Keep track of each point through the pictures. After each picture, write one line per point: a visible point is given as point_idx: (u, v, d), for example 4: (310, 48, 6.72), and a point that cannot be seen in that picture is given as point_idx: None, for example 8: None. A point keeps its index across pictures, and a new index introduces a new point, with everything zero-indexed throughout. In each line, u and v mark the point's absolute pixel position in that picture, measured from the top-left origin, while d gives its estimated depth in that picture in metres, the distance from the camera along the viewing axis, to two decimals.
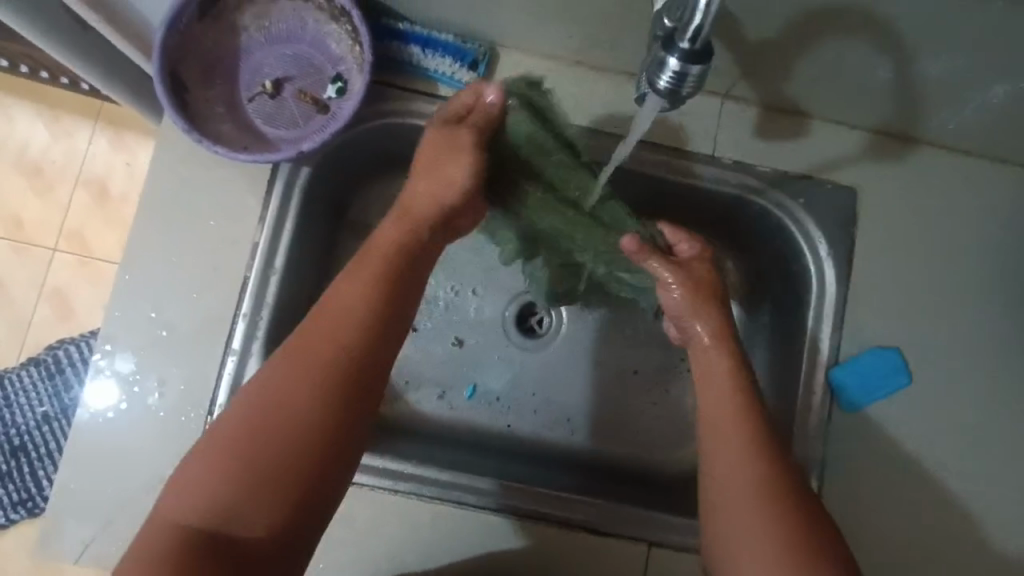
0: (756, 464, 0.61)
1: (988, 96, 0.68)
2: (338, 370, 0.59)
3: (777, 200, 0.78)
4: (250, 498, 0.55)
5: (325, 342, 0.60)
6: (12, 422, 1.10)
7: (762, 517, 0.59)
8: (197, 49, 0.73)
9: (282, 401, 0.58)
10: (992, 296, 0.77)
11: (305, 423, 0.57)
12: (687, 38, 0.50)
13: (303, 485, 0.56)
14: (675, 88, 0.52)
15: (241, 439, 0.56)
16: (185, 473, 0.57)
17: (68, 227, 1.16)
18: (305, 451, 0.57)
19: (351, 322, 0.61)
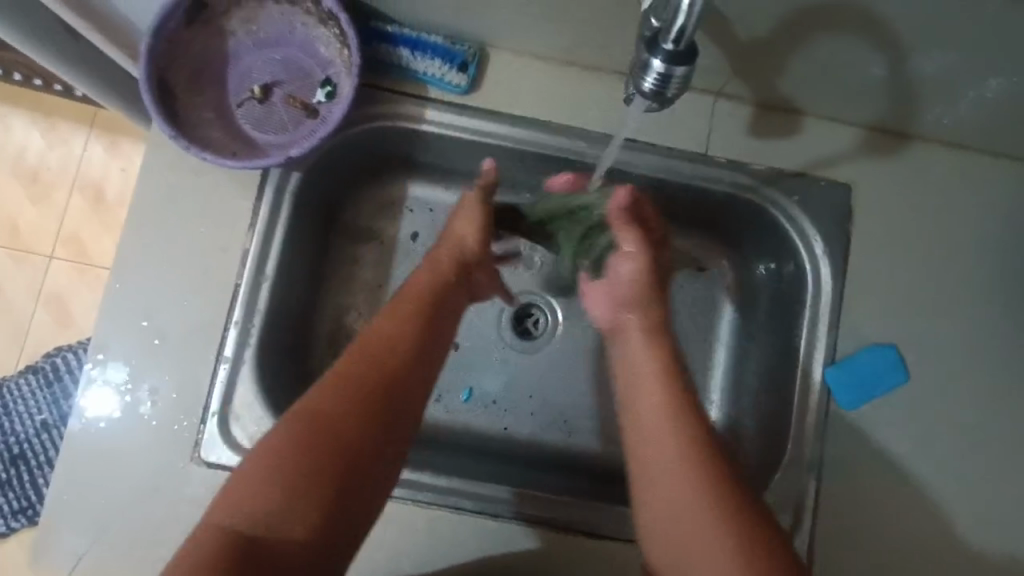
0: (709, 499, 0.58)
1: (982, 91, 0.68)
2: (385, 390, 0.62)
3: (771, 197, 0.77)
4: (297, 507, 0.55)
5: (371, 364, 0.63)
6: (11, 430, 1.09)
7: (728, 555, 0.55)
8: (185, 55, 0.73)
9: (330, 414, 0.59)
10: (990, 291, 0.77)
11: (354, 437, 0.59)
12: (671, 39, 0.49)
13: (347, 498, 0.58)
14: (659, 90, 0.52)
15: (292, 449, 0.57)
16: (232, 483, 0.57)
17: (65, 234, 1.15)
18: (351, 465, 0.58)
19: (395, 346, 0.65)
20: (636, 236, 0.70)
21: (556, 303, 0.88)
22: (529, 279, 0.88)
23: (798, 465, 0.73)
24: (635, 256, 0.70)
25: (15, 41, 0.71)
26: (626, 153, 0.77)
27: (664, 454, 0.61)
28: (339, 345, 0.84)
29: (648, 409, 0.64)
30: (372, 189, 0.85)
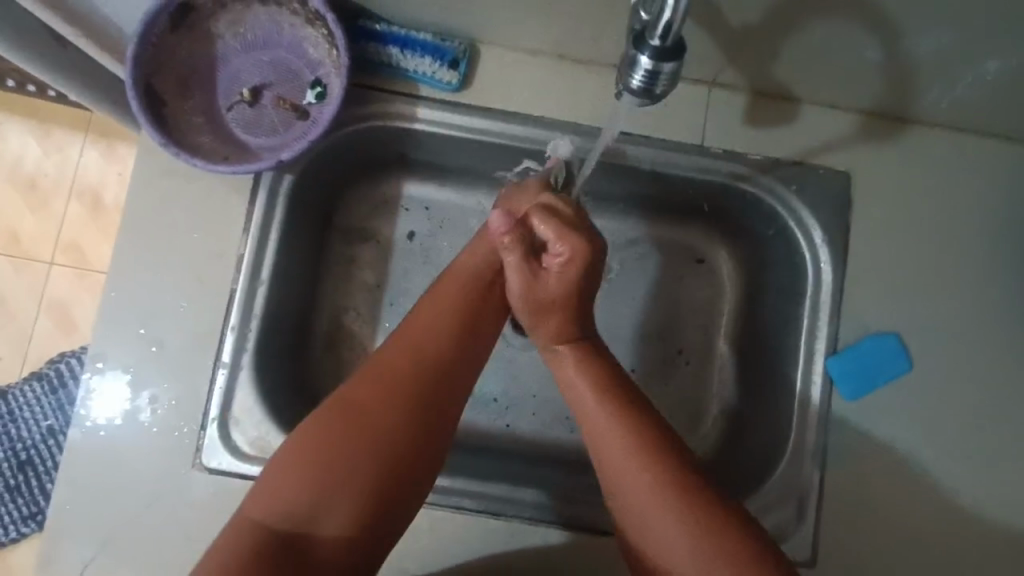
0: (662, 496, 0.58)
1: (982, 72, 0.67)
2: (427, 387, 0.63)
3: (769, 186, 0.76)
4: (334, 503, 0.58)
5: (412, 358, 0.64)
6: (17, 437, 1.10)
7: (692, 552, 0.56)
8: (172, 59, 0.72)
9: (370, 410, 0.61)
10: (992, 276, 0.76)
11: (394, 435, 0.60)
12: (658, 35, 0.49)
13: (386, 494, 0.60)
14: (648, 87, 0.51)
15: (333, 445, 0.59)
16: (271, 474, 0.59)
17: (64, 240, 1.15)
18: (390, 463, 0.60)
19: (437, 340, 0.65)
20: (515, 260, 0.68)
21: None
22: None
23: (801, 455, 0.73)
24: (514, 280, 0.68)
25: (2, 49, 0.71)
26: (621, 147, 0.76)
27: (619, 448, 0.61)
28: (338, 346, 0.84)
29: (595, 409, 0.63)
30: (367, 188, 0.85)
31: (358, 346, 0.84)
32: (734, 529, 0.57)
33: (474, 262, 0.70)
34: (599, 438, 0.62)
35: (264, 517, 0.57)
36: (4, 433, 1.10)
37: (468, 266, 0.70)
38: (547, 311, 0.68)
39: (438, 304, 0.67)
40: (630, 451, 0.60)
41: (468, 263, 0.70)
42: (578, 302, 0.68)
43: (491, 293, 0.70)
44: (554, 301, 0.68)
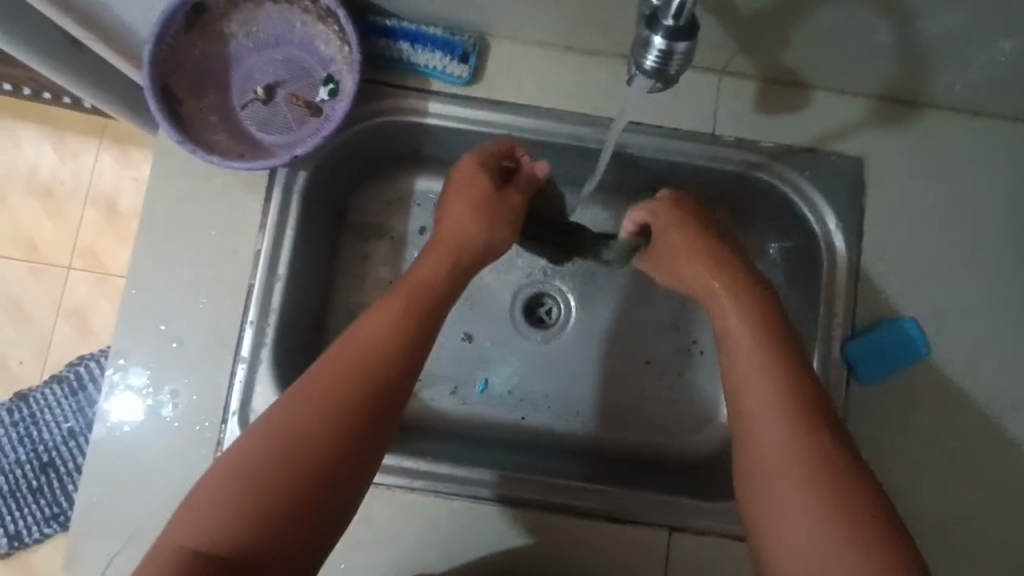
0: (800, 426, 0.57)
1: (996, 53, 0.66)
2: (365, 396, 0.58)
3: (781, 173, 0.76)
4: (269, 517, 0.52)
5: (350, 368, 0.59)
6: (39, 439, 1.11)
7: (817, 494, 0.53)
8: (188, 60, 0.73)
9: (310, 416, 0.56)
10: (1010, 261, 0.75)
11: (329, 440, 0.55)
12: (671, 15, 0.49)
13: (323, 502, 0.54)
14: (661, 67, 0.51)
15: (264, 458, 0.54)
16: (200, 491, 0.54)
17: (81, 245, 1.17)
18: (324, 470, 0.54)
19: (374, 348, 0.60)
20: (517, 204, 0.73)
21: (569, 291, 0.88)
22: (542, 267, 0.88)
23: None
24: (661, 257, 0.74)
25: (22, 53, 0.72)
26: (629, 136, 0.76)
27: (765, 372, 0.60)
28: None
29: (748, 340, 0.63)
30: (380, 185, 0.86)
31: None
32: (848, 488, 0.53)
33: (471, 221, 0.70)
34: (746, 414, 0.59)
35: (209, 531, 0.51)
36: (26, 436, 1.12)
37: (460, 225, 0.70)
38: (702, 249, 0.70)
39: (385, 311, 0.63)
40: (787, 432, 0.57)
41: (459, 221, 0.70)
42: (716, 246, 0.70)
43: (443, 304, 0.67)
44: (704, 235, 0.71)
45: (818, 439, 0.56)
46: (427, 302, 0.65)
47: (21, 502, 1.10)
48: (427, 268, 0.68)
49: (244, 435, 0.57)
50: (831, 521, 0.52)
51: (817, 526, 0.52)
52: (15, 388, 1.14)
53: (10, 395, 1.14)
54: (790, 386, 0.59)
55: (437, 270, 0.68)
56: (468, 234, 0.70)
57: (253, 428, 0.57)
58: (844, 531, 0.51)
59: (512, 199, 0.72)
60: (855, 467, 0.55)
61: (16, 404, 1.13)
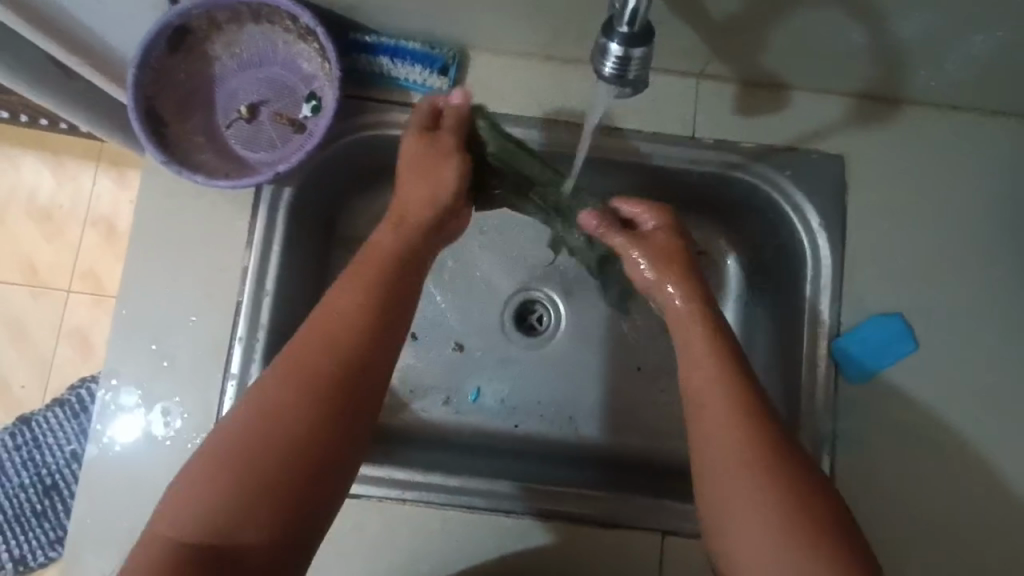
0: (746, 454, 0.57)
1: (967, 49, 0.67)
2: (342, 374, 0.58)
3: (763, 173, 0.77)
4: (255, 503, 0.52)
5: (330, 350, 0.58)
6: (42, 462, 1.12)
7: (772, 528, 0.54)
8: (172, 82, 0.75)
9: (291, 399, 0.56)
10: (994, 253, 0.75)
11: (314, 425, 0.56)
12: (625, 22, 0.50)
13: (313, 490, 0.55)
14: (620, 74, 0.52)
15: (248, 444, 0.54)
16: (184, 476, 0.54)
17: (81, 267, 1.18)
18: (310, 457, 0.55)
19: (353, 327, 0.60)
20: (449, 145, 0.70)
21: (559, 297, 0.88)
22: (532, 274, 0.89)
23: (810, 441, 0.72)
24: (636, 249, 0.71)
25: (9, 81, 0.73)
26: (610, 142, 0.77)
27: (715, 404, 0.60)
28: None
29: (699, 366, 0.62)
30: (367, 198, 0.86)
31: None
32: (796, 487, 0.56)
33: (423, 183, 0.69)
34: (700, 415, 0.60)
35: (194, 524, 0.52)
36: (29, 460, 1.12)
37: (417, 188, 0.69)
38: (677, 258, 0.70)
39: (361, 284, 0.62)
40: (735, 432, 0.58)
41: (417, 181, 0.69)
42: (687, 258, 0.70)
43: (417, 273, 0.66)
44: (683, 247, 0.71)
45: (771, 469, 0.56)
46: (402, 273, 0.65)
47: (25, 526, 1.10)
48: (390, 236, 0.66)
49: (226, 420, 0.57)
50: (773, 542, 0.53)
51: (768, 524, 0.54)
52: (17, 412, 1.15)
53: (13, 420, 1.14)
54: (739, 414, 0.59)
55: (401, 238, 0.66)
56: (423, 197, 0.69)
57: (234, 413, 0.57)
58: (802, 563, 0.52)
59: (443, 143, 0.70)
60: (805, 485, 0.56)
61: (19, 427, 1.14)
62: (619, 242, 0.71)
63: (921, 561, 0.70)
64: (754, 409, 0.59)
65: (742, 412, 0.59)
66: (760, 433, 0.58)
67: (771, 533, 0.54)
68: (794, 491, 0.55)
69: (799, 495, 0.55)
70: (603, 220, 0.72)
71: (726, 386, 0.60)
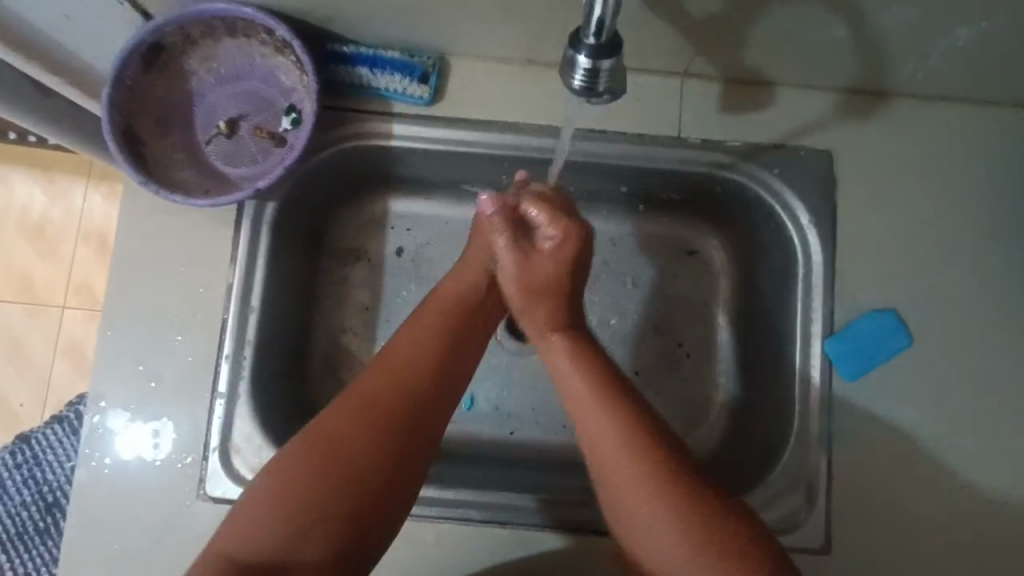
0: (657, 499, 0.58)
1: (951, 40, 0.66)
2: (403, 409, 0.62)
3: (750, 172, 0.76)
4: (310, 531, 0.56)
5: (392, 390, 0.62)
6: (43, 479, 1.10)
7: (688, 545, 0.56)
8: (148, 100, 0.74)
9: (352, 428, 0.60)
10: (987, 245, 0.74)
11: (368, 462, 0.59)
12: (592, 34, 0.49)
13: (363, 524, 0.58)
14: (589, 86, 0.52)
15: (305, 474, 0.58)
16: (247, 502, 0.58)
17: (74, 283, 1.18)
18: (363, 493, 0.58)
19: (416, 369, 0.63)
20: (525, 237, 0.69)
21: None
22: None
23: (806, 441, 0.71)
24: (508, 261, 0.69)
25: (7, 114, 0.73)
26: (596, 145, 0.76)
27: (608, 443, 0.61)
28: (337, 367, 0.84)
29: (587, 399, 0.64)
30: (352, 208, 0.85)
31: (357, 366, 0.84)
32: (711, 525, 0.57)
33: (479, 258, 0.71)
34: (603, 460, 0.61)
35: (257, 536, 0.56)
36: (29, 478, 1.10)
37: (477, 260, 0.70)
38: (554, 293, 0.69)
39: (427, 330, 0.66)
40: (640, 474, 0.59)
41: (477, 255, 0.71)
42: (565, 287, 0.69)
43: (478, 320, 0.69)
44: (569, 276, 0.69)
45: (676, 491, 0.58)
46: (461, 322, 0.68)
47: (28, 544, 1.08)
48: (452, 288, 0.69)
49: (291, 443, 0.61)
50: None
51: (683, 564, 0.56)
52: (17, 431, 1.14)
53: (12, 438, 1.14)
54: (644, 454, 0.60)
55: (466, 290, 0.69)
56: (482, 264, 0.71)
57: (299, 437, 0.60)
58: None
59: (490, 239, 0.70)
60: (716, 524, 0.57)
61: (18, 445, 1.12)
62: (501, 247, 0.69)
63: (922, 560, 0.69)
64: (643, 433, 0.61)
65: (630, 439, 0.60)
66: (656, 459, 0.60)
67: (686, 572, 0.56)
68: (703, 508, 0.58)
69: (710, 513, 0.58)
70: (501, 217, 0.69)
71: (614, 414, 0.62)
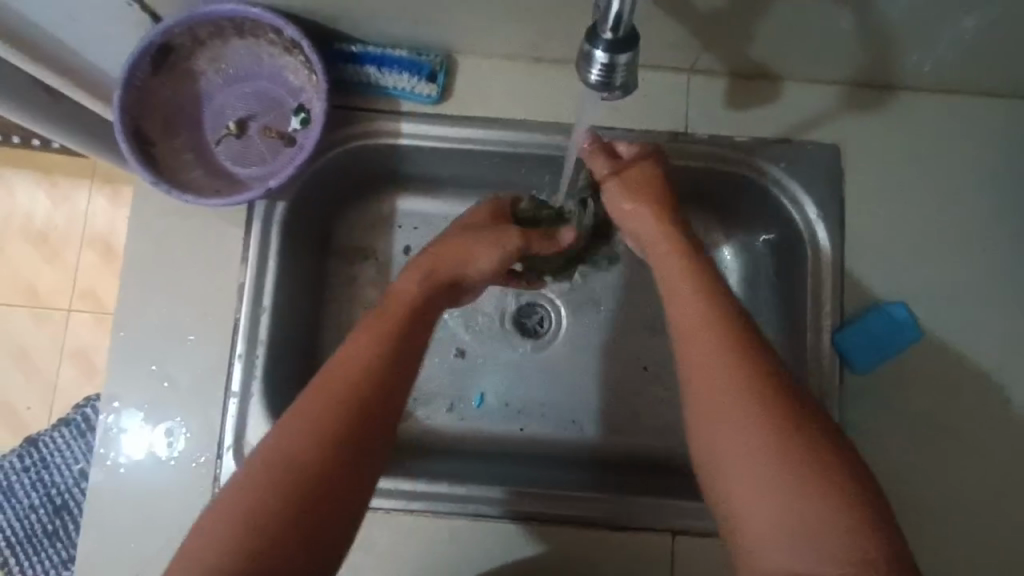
0: (767, 430, 0.53)
1: (958, 31, 0.66)
2: (355, 413, 0.56)
3: (758, 166, 0.76)
4: (274, 542, 0.50)
5: (346, 395, 0.57)
6: (51, 483, 1.10)
7: (787, 470, 0.51)
8: (158, 102, 0.74)
9: (305, 435, 0.55)
10: (995, 236, 0.74)
11: (321, 467, 0.54)
12: (609, 28, 0.49)
13: (323, 530, 0.53)
14: (606, 80, 0.52)
15: (263, 487, 0.52)
16: (204, 526, 0.52)
17: (80, 287, 1.18)
18: (318, 500, 0.53)
19: (367, 368, 0.58)
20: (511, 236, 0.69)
21: (559, 298, 0.88)
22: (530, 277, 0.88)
23: None
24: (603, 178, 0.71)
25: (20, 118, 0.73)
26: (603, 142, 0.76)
27: (715, 365, 0.56)
28: None
29: (689, 299, 0.61)
30: (361, 207, 0.86)
31: None
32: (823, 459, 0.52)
33: (455, 254, 0.67)
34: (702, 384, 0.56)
35: (253, 521, 0.51)
36: (37, 481, 1.10)
37: (446, 263, 0.67)
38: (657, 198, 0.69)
39: (377, 335, 0.61)
40: (749, 396, 0.54)
41: (450, 255, 0.67)
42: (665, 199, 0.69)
43: (425, 327, 0.64)
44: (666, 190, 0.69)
45: (767, 411, 0.53)
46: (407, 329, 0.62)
47: (37, 547, 1.08)
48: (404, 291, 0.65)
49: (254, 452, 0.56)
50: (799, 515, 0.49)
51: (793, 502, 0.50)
52: (25, 435, 1.14)
53: (21, 442, 1.14)
54: (748, 381, 0.55)
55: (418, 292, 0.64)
56: (457, 264, 0.67)
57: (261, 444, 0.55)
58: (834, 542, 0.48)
59: (507, 230, 0.69)
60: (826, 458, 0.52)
61: (26, 449, 1.12)
62: (490, 264, 0.68)
63: (936, 551, 0.69)
64: (739, 337, 0.57)
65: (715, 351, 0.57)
66: (750, 369, 0.56)
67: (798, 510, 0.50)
68: (798, 433, 0.52)
69: (806, 437, 0.52)
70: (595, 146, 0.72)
71: (717, 313, 0.59)
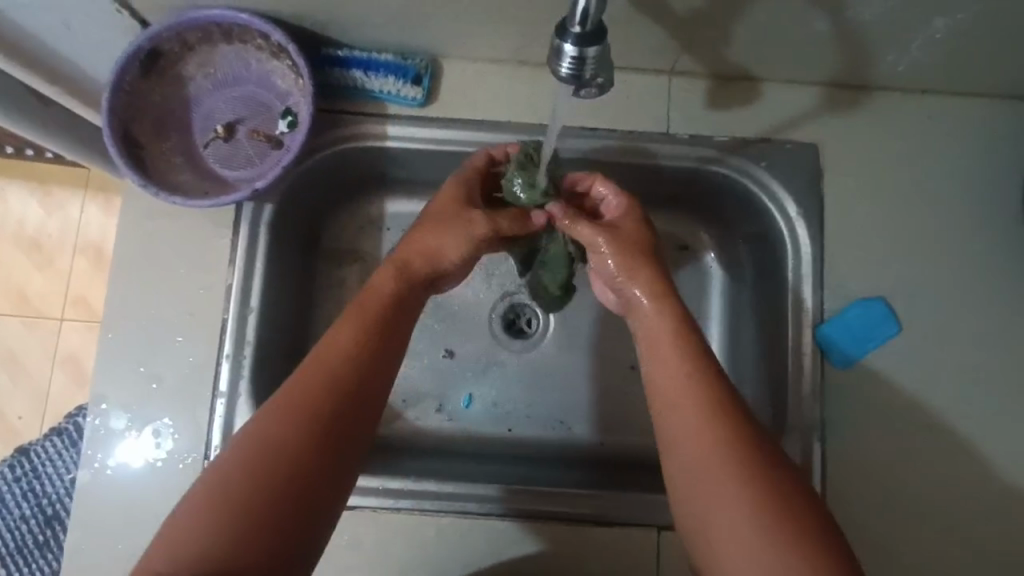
0: (726, 470, 0.56)
1: (930, 32, 0.68)
2: (336, 413, 0.58)
3: (739, 165, 0.77)
4: (255, 537, 0.51)
5: (331, 393, 0.58)
6: (42, 492, 1.09)
7: (743, 510, 0.53)
8: (148, 106, 0.75)
9: (283, 429, 0.56)
10: (971, 232, 0.76)
11: (305, 462, 0.55)
12: (578, 22, 0.51)
13: (301, 525, 0.54)
14: (576, 74, 0.53)
15: (246, 479, 0.53)
16: (179, 518, 0.53)
17: (72, 295, 1.19)
18: (302, 497, 0.54)
19: (349, 366, 0.60)
20: (474, 223, 0.67)
21: None
22: (518, 279, 0.89)
23: (802, 428, 0.72)
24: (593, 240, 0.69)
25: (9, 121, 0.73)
26: (586, 142, 0.78)
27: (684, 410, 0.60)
28: None
29: (666, 344, 0.64)
30: (349, 210, 0.87)
31: None
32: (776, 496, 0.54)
33: (426, 243, 0.67)
34: (671, 427, 0.60)
35: (241, 514, 0.52)
36: (29, 491, 1.10)
37: (415, 251, 0.68)
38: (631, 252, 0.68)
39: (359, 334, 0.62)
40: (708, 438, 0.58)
41: (417, 244, 0.68)
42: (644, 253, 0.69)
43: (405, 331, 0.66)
44: (641, 241, 0.69)
45: (732, 453, 0.56)
46: (389, 331, 0.64)
47: (28, 558, 1.07)
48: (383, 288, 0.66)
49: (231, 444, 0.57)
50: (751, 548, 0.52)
51: (745, 538, 0.52)
52: (17, 444, 1.14)
53: (12, 452, 1.13)
54: (715, 424, 0.58)
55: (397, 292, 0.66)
56: (427, 255, 0.68)
57: (241, 435, 0.57)
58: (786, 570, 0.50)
59: (473, 218, 0.67)
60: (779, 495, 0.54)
61: (17, 458, 1.12)
62: (454, 253, 0.68)
63: (921, 544, 0.70)
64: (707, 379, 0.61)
65: (704, 387, 0.60)
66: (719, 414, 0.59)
67: (748, 546, 0.52)
68: (759, 473, 0.55)
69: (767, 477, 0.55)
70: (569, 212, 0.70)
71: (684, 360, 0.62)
